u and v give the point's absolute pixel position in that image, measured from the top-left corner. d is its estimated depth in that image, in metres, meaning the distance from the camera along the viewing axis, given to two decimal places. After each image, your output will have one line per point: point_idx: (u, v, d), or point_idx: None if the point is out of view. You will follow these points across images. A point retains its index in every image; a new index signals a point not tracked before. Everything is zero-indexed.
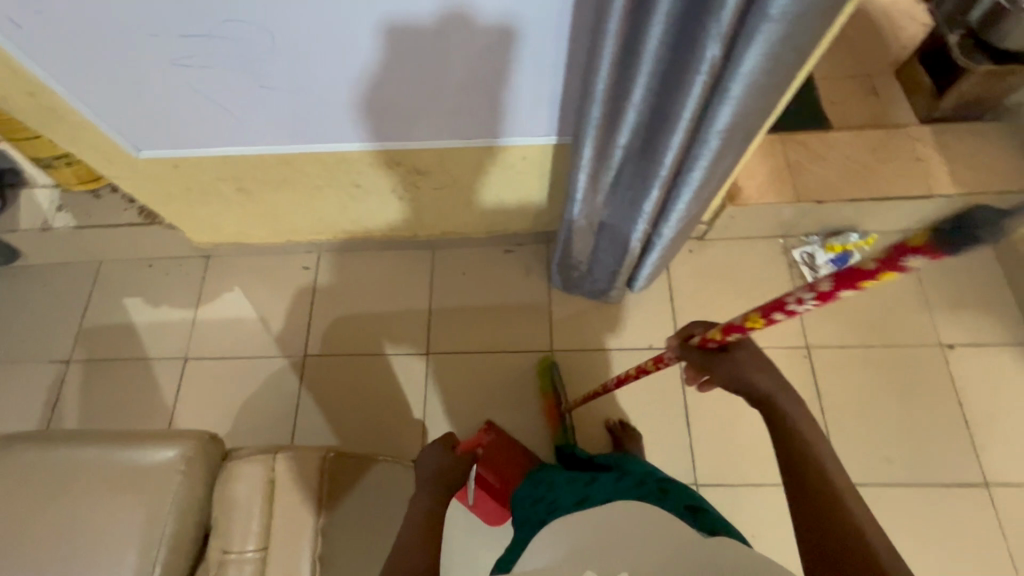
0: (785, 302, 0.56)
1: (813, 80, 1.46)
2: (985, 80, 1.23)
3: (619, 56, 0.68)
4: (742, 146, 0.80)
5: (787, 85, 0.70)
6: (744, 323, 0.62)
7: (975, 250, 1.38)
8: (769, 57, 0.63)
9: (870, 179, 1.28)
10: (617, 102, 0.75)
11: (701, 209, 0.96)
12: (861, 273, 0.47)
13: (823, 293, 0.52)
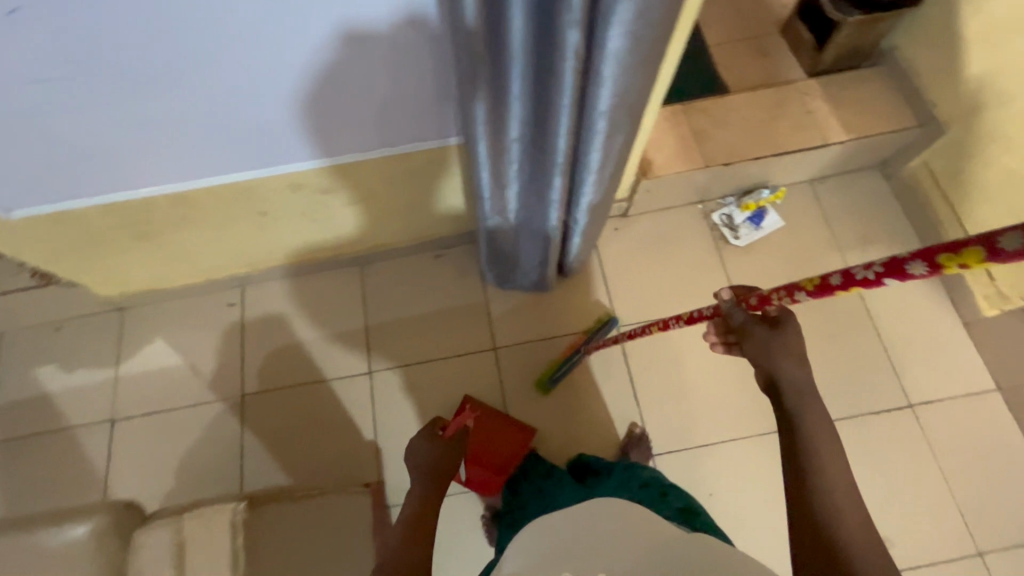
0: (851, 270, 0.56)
1: (707, 47, 1.50)
2: (857, 31, 1.30)
3: (486, 55, 0.68)
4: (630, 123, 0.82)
5: (656, 60, 0.71)
6: (802, 287, 0.63)
7: (875, 188, 1.46)
8: (629, 34, 0.64)
9: (769, 137, 1.33)
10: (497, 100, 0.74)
11: (607, 188, 0.97)
12: (947, 248, 0.46)
13: (893, 263, 0.52)
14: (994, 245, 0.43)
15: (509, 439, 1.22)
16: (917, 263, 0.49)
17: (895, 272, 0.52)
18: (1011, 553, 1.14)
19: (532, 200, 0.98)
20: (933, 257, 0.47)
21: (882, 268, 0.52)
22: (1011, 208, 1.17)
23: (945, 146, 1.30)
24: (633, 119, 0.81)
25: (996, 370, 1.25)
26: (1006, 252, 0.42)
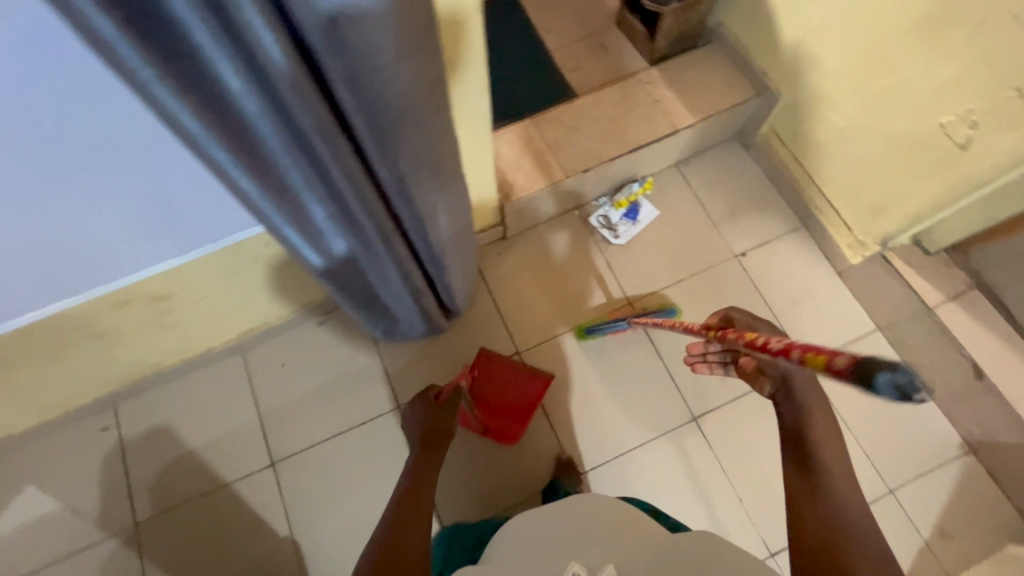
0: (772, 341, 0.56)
1: (550, 53, 1.49)
2: (679, 16, 1.32)
3: (248, 166, 0.61)
4: (437, 177, 0.79)
5: (434, 122, 0.68)
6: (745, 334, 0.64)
7: (737, 158, 1.49)
8: (386, 111, 0.61)
9: (622, 135, 1.34)
10: (286, 192, 0.68)
11: (446, 231, 0.95)
12: (813, 351, 0.47)
13: (789, 346, 0.52)
14: (833, 361, 0.43)
15: (523, 385, 1.28)
16: (797, 352, 0.50)
17: (786, 351, 0.53)
18: (918, 485, 1.18)
19: (376, 268, 0.93)
20: (806, 351, 0.48)
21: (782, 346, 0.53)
22: (844, 166, 1.21)
23: (783, 111, 1.33)
24: (440, 164, 0.78)
25: (874, 312, 1.30)
26: (835, 372, 0.43)
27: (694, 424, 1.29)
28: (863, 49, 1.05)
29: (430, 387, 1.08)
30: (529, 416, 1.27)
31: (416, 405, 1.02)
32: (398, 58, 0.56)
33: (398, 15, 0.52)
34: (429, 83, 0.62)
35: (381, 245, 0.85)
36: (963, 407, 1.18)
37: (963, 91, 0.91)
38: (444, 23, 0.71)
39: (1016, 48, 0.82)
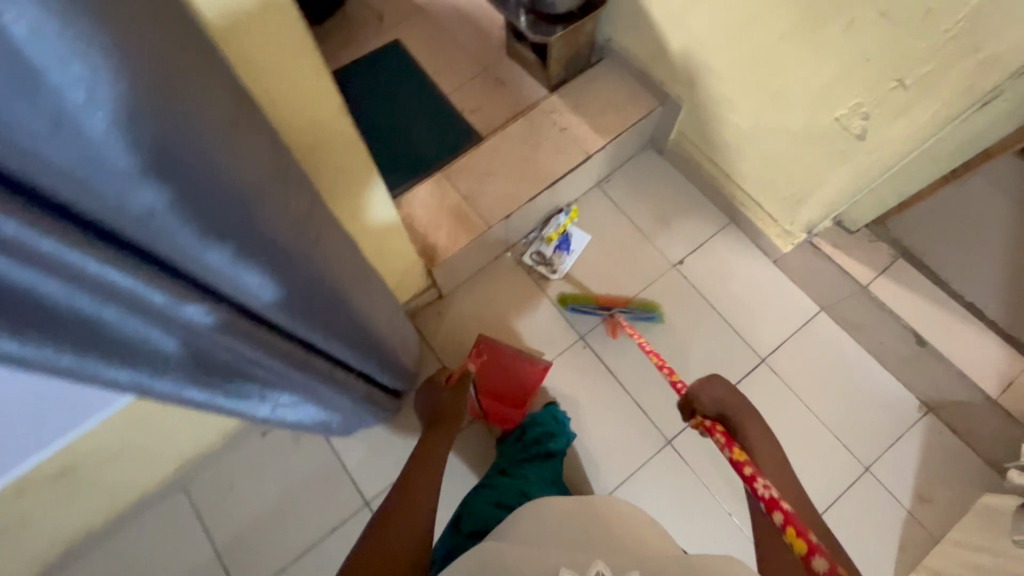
0: (757, 483, 0.64)
1: (446, 98, 1.43)
2: (567, 41, 1.28)
3: (102, 352, 0.53)
4: (336, 291, 0.72)
5: (312, 249, 0.61)
6: (732, 449, 0.74)
7: (655, 166, 1.48)
8: (252, 266, 0.53)
9: (535, 171, 1.29)
10: (175, 361, 0.60)
11: (366, 329, 0.87)
12: (794, 527, 0.55)
13: (773, 503, 0.60)
14: (811, 558, 0.51)
15: (524, 372, 1.29)
16: (779, 515, 0.58)
17: (768, 505, 0.60)
18: (889, 457, 1.20)
19: (300, 390, 0.85)
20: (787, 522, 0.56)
21: (767, 497, 0.61)
22: (756, 162, 1.21)
23: (687, 116, 1.33)
24: (340, 275, 0.71)
25: (814, 294, 1.32)
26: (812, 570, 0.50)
27: (670, 448, 1.26)
28: (749, 52, 1.05)
29: (441, 370, 1.19)
30: (526, 404, 1.27)
31: (426, 389, 1.13)
32: (254, 207, 0.49)
33: (233, 171, 0.45)
34: (294, 213, 0.55)
35: (297, 373, 0.76)
36: (915, 373, 1.21)
37: (850, 84, 0.91)
38: (297, 134, 0.64)
39: (889, 41, 0.82)
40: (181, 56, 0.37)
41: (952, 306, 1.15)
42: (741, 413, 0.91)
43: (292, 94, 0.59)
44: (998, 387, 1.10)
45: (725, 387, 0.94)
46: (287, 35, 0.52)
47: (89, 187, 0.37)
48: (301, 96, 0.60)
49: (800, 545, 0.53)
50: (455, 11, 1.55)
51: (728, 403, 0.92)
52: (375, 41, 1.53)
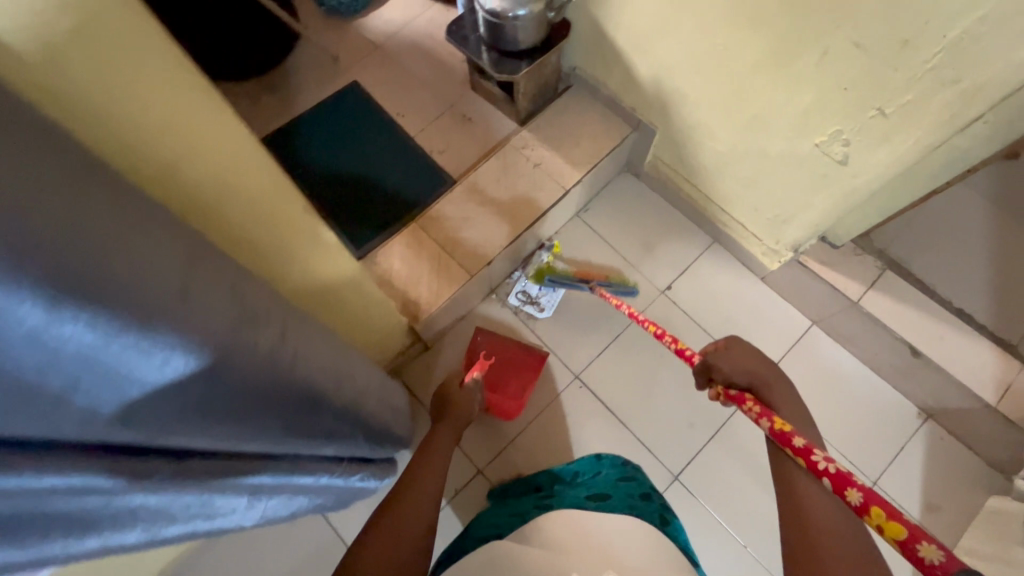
0: (815, 456, 0.62)
1: (413, 140, 1.38)
2: (532, 74, 1.24)
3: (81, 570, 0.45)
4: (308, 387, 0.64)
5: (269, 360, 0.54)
6: (771, 420, 0.69)
7: (632, 190, 1.45)
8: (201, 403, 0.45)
9: (513, 211, 1.25)
10: (179, 538, 0.52)
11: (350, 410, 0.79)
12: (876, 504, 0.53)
13: (841, 477, 0.58)
14: (908, 539, 0.49)
15: (522, 364, 1.25)
16: (854, 494, 0.56)
17: (836, 482, 0.58)
18: (895, 469, 1.20)
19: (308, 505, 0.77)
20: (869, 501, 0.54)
21: (835, 473, 0.59)
22: (737, 185, 1.19)
23: (661, 141, 1.30)
24: (316, 378, 0.65)
25: (804, 309, 1.31)
26: (914, 556, 0.48)
27: (676, 484, 1.22)
28: (719, 81, 1.02)
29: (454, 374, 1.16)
30: (524, 393, 1.22)
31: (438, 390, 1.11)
32: (211, 358, 0.44)
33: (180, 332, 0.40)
34: (249, 340, 0.50)
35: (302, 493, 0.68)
36: (911, 381, 1.20)
37: (827, 112, 0.89)
38: (245, 238, 0.58)
39: (866, 72, 0.80)
40: (87, 235, 0.33)
41: (943, 314, 1.15)
42: (769, 381, 0.80)
43: (230, 199, 0.53)
44: (997, 394, 1.09)
45: (750, 352, 0.84)
46: (208, 145, 0.47)
47: (24, 416, 0.32)
48: (242, 199, 0.54)
49: (897, 529, 0.50)
50: (413, 47, 1.50)
51: (749, 367, 0.82)
52: (333, 85, 1.47)
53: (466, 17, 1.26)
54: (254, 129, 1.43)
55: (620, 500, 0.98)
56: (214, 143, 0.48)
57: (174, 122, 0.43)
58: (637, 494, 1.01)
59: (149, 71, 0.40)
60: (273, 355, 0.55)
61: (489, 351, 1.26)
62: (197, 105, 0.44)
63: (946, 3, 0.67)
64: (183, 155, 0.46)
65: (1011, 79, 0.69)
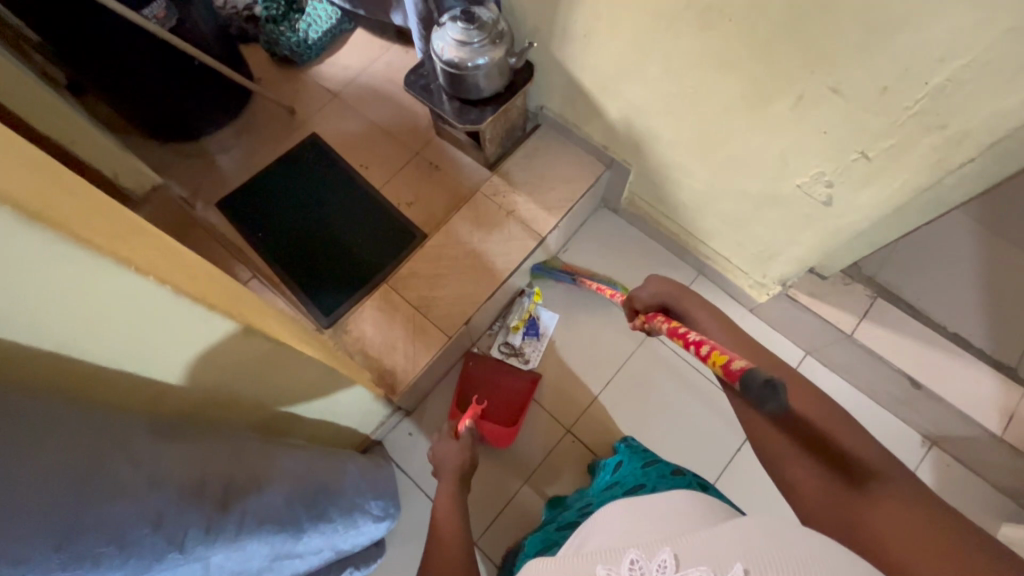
0: (688, 334, 0.64)
1: (378, 193, 1.33)
2: (498, 121, 1.19)
3: None
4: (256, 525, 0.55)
5: (185, 526, 0.46)
6: (668, 321, 0.70)
7: (611, 227, 1.40)
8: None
9: (487, 264, 1.19)
10: None
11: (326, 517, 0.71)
12: (718, 351, 0.57)
13: (700, 342, 0.61)
14: (731, 364, 0.53)
15: (514, 390, 1.24)
16: (706, 349, 0.59)
17: (695, 347, 0.61)
18: None
19: None
20: (713, 350, 0.58)
21: (696, 342, 0.62)
22: (718, 222, 1.15)
23: (637, 178, 1.25)
24: (271, 515, 0.58)
25: (797, 340, 1.27)
26: (730, 372, 0.53)
27: (720, 485, 1.18)
28: (691, 123, 0.97)
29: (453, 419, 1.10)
30: (518, 419, 1.20)
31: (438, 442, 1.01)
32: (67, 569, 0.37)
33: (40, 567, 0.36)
34: (167, 527, 0.45)
35: None
36: (913, 410, 1.16)
37: (809, 157, 0.85)
38: (171, 381, 0.53)
39: (845, 118, 0.76)
40: None
41: (938, 341, 1.12)
42: (679, 295, 0.73)
43: (140, 347, 0.46)
44: (1003, 422, 1.05)
45: (660, 278, 0.77)
46: (90, 302, 0.40)
47: None
48: (165, 346, 0.48)
49: (724, 358, 0.55)
50: (373, 93, 1.44)
51: (665, 292, 0.75)
52: (291, 139, 1.41)
53: (427, 64, 1.21)
54: (210, 191, 1.36)
55: (656, 479, 0.89)
56: (113, 309, 0.42)
57: (43, 299, 0.38)
58: (668, 471, 0.91)
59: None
60: (213, 527, 0.49)
61: (477, 381, 1.24)
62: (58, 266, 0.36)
63: (924, 52, 0.63)
64: (66, 328, 0.41)
65: (997, 126, 0.66)
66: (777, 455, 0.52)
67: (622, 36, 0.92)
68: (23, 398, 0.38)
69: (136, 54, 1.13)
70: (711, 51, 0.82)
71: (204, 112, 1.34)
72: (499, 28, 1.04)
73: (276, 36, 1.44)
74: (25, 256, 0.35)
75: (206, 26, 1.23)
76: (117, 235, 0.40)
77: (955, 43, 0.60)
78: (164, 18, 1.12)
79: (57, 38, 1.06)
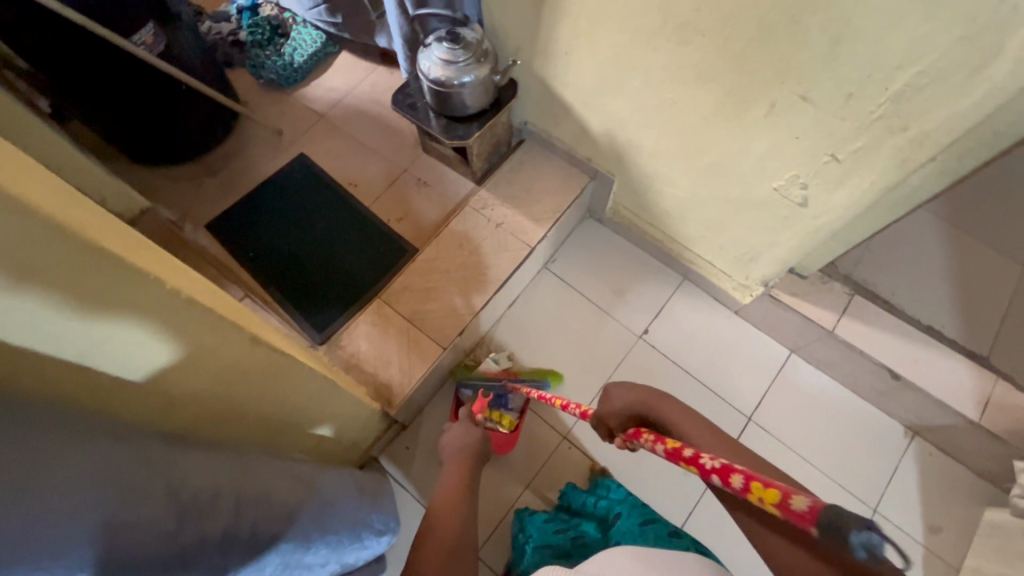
0: (701, 459, 0.54)
1: (368, 209, 1.35)
2: (485, 137, 1.22)
3: None
4: (270, 531, 0.56)
5: (198, 531, 0.46)
6: (663, 442, 0.61)
7: (597, 236, 1.44)
8: None
9: (479, 275, 1.21)
10: None
11: (331, 528, 0.71)
12: (757, 479, 0.46)
13: (725, 469, 0.50)
14: (789, 502, 0.42)
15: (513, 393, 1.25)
16: (738, 479, 0.48)
17: (721, 476, 0.50)
18: (894, 492, 1.18)
19: None
20: (749, 480, 0.47)
21: (715, 467, 0.51)
22: (701, 227, 1.19)
23: (620, 187, 1.29)
24: (279, 525, 0.58)
25: (781, 339, 1.31)
26: (795, 516, 0.41)
27: (687, 527, 1.17)
28: (670, 133, 1.02)
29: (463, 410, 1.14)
30: (518, 419, 1.21)
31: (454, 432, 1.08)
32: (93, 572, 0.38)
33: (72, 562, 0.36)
34: (183, 535, 0.44)
35: None
36: (894, 402, 1.20)
37: (784, 161, 0.90)
38: (179, 392, 0.53)
39: (814, 123, 0.81)
40: None
41: (915, 334, 1.16)
42: (660, 405, 0.75)
43: (152, 356, 0.47)
44: (979, 409, 1.10)
45: (628, 387, 0.78)
46: (114, 308, 0.41)
47: None
48: (172, 353, 0.49)
49: (770, 492, 0.44)
50: (360, 113, 1.47)
51: (640, 403, 0.76)
52: (280, 160, 1.42)
53: (413, 84, 1.24)
54: (199, 214, 1.36)
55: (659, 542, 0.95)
56: (125, 313, 0.42)
57: (59, 304, 0.38)
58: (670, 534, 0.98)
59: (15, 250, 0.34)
60: (226, 538, 0.49)
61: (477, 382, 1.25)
62: (84, 271, 0.38)
63: (885, 59, 0.68)
64: (82, 338, 0.41)
65: (956, 126, 0.70)
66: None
67: (602, 52, 0.97)
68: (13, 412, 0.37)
69: (123, 80, 1.15)
70: (687, 64, 0.87)
71: (192, 136, 1.35)
72: (483, 47, 1.08)
73: (262, 60, 1.47)
74: (44, 256, 0.35)
75: (193, 52, 1.24)
76: (132, 245, 0.42)
77: (912, 52, 0.65)
78: (152, 45, 1.14)
79: (45, 68, 1.07)
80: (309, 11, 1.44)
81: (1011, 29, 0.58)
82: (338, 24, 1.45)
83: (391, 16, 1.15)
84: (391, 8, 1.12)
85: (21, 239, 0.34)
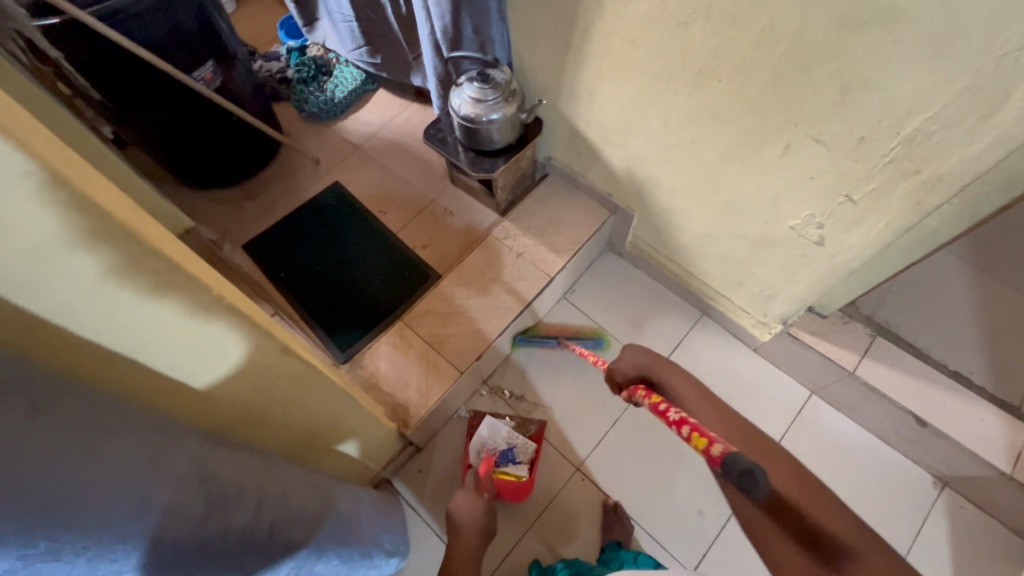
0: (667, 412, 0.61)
1: (395, 236, 1.41)
2: (510, 170, 1.28)
3: None
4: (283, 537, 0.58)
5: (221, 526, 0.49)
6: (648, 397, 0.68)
7: (616, 271, 1.46)
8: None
9: (498, 302, 1.24)
10: None
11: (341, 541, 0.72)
12: (696, 432, 0.55)
13: (680, 421, 0.59)
14: (710, 449, 0.52)
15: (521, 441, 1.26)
16: (686, 430, 0.57)
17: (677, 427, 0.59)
18: (920, 547, 1.13)
19: None
20: (689, 434, 0.56)
21: (675, 420, 0.60)
22: (718, 262, 1.21)
23: (640, 222, 1.32)
24: (295, 529, 0.61)
25: (802, 379, 1.29)
26: (711, 459, 0.52)
27: None
28: (688, 170, 1.05)
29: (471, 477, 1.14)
30: (532, 467, 1.20)
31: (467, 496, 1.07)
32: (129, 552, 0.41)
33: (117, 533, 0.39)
34: (212, 524, 0.48)
35: None
36: (922, 449, 1.16)
37: (799, 201, 0.92)
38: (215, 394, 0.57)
39: (828, 165, 0.83)
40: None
41: (940, 379, 1.14)
42: (660, 366, 0.75)
43: (198, 356, 0.51)
44: (1010, 461, 1.05)
45: (639, 350, 0.79)
46: (170, 311, 0.46)
47: None
48: (215, 355, 0.53)
49: (700, 443, 0.53)
50: (393, 146, 1.55)
51: (643, 363, 0.77)
52: (316, 187, 1.51)
53: (444, 120, 1.32)
54: (237, 235, 1.45)
55: None
56: (180, 318, 0.47)
57: (127, 304, 0.43)
58: None
59: (101, 257, 0.39)
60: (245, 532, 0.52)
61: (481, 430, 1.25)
62: (153, 275, 0.42)
63: (895, 106, 0.70)
64: (142, 335, 0.46)
65: (968, 171, 0.72)
66: (767, 539, 0.53)
67: (623, 95, 1.02)
68: (71, 401, 0.39)
69: (180, 111, 1.25)
70: (704, 106, 0.91)
71: (237, 163, 1.45)
72: (511, 87, 1.14)
73: (306, 95, 1.58)
74: (125, 260, 0.40)
75: (244, 87, 1.35)
76: (190, 259, 0.47)
77: (921, 99, 0.68)
78: (210, 81, 1.24)
79: (112, 100, 1.16)
80: (352, 52, 1.56)
81: (1017, 79, 0.60)
82: (377, 64, 1.56)
83: (427, 58, 1.23)
84: (428, 51, 1.20)
85: (106, 245, 0.38)
